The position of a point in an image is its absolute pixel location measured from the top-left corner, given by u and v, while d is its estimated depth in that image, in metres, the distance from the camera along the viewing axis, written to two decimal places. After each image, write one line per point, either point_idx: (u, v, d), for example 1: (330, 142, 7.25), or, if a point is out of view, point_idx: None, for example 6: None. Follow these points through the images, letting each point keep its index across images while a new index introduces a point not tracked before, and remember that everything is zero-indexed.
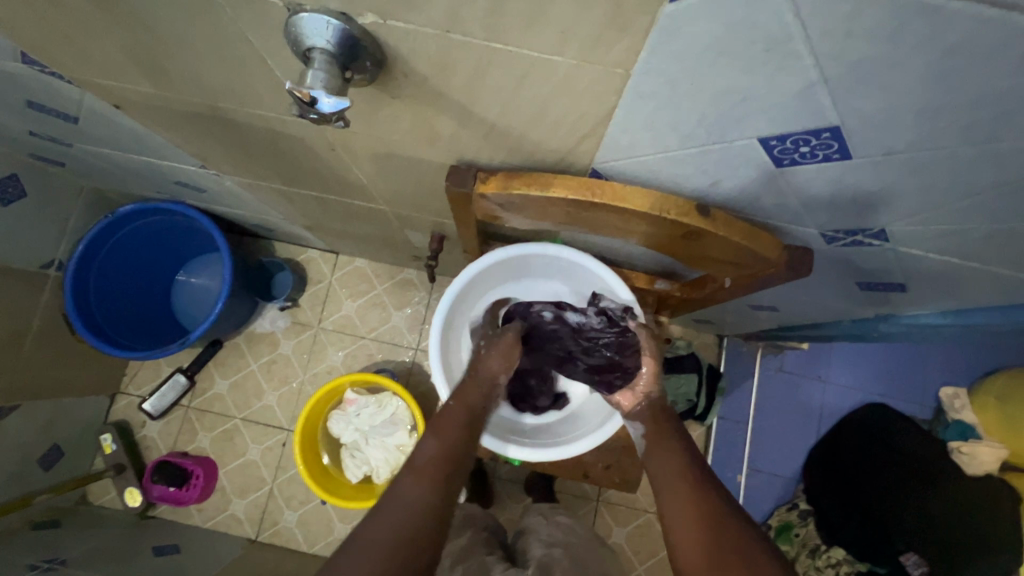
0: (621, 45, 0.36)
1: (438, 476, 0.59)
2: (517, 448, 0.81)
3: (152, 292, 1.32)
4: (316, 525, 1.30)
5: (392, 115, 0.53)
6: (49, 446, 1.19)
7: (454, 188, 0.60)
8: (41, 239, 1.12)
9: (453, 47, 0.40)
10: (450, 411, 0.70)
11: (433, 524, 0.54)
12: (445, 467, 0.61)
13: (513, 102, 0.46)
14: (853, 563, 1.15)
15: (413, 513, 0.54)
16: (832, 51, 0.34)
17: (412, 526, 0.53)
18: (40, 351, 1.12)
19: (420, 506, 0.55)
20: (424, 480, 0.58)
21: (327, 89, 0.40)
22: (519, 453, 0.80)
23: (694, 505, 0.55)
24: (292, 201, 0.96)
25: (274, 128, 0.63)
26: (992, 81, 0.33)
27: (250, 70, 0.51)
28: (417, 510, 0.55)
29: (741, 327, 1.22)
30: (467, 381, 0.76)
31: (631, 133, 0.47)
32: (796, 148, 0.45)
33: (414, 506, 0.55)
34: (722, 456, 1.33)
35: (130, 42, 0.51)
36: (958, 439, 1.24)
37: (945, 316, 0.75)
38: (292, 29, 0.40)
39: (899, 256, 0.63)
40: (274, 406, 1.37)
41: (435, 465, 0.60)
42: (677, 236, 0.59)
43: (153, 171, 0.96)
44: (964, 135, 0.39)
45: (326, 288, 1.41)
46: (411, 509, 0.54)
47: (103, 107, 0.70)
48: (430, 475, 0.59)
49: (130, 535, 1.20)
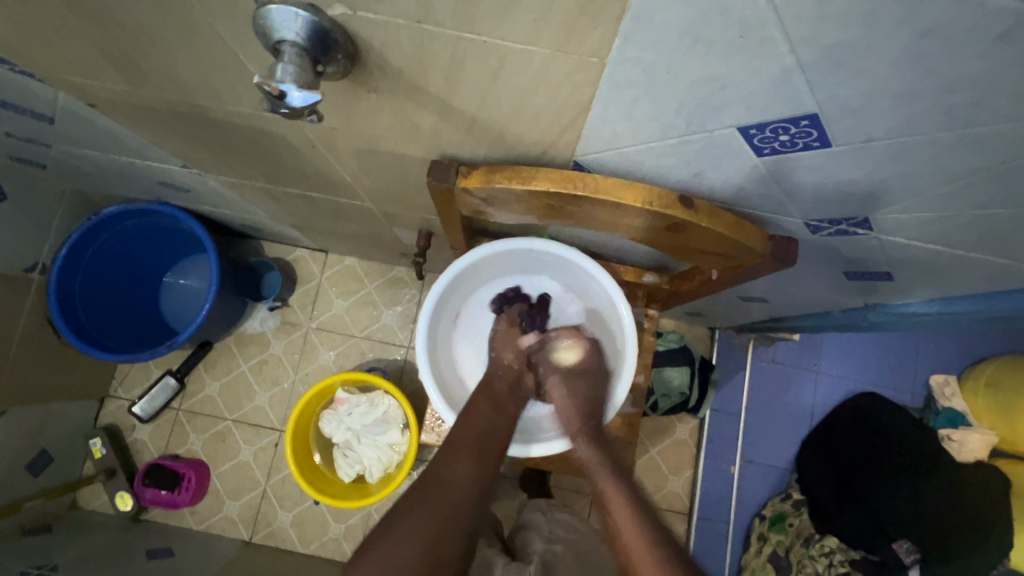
0: (595, 33, 0.36)
1: (478, 459, 0.63)
2: (540, 446, 0.78)
3: (140, 294, 1.31)
4: (310, 525, 1.30)
5: (371, 110, 0.52)
6: (37, 452, 1.18)
7: (435, 183, 0.59)
8: (23, 242, 1.10)
9: (427, 38, 0.39)
10: (482, 399, 0.74)
11: (478, 499, 0.59)
12: (485, 451, 0.65)
13: (491, 94, 0.45)
14: (847, 551, 1.13)
15: (461, 486, 0.59)
16: (807, 36, 0.33)
17: (462, 498, 0.58)
18: (25, 357, 1.11)
19: (468, 481, 0.60)
20: (467, 459, 0.62)
21: (296, 83, 0.39)
22: (544, 450, 0.77)
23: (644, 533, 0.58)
24: (279, 200, 0.95)
25: (253, 126, 0.62)
26: (967, 65, 0.33)
27: (224, 67, 0.50)
28: (466, 485, 0.59)
29: (732, 319, 1.22)
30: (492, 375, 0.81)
31: (611, 123, 0.47)
32: (775, 136, 0.44)
33: (460, 481, 0.59)
34: (715, 448, 1.34)
35: (102, 39, 0.50)
36: (948, 426, 1.26)
37: (935, 305, 0.76)
38: (260, 22, 0.39)
39: (882, 245, 0.63)
40: (266, 407, 1.36)
41: (477, 448, 0.65)
42: (662, 227, 0.59)
43: (135, 171, 0.95)
44: (942, 120, 0.39)
45: (316, 287, 1.40)
46: (458, 483, 0.59)
47: (79, 107, 0.69)
48: (473, 455, 0.63)
49: (123, 539, 1.19)
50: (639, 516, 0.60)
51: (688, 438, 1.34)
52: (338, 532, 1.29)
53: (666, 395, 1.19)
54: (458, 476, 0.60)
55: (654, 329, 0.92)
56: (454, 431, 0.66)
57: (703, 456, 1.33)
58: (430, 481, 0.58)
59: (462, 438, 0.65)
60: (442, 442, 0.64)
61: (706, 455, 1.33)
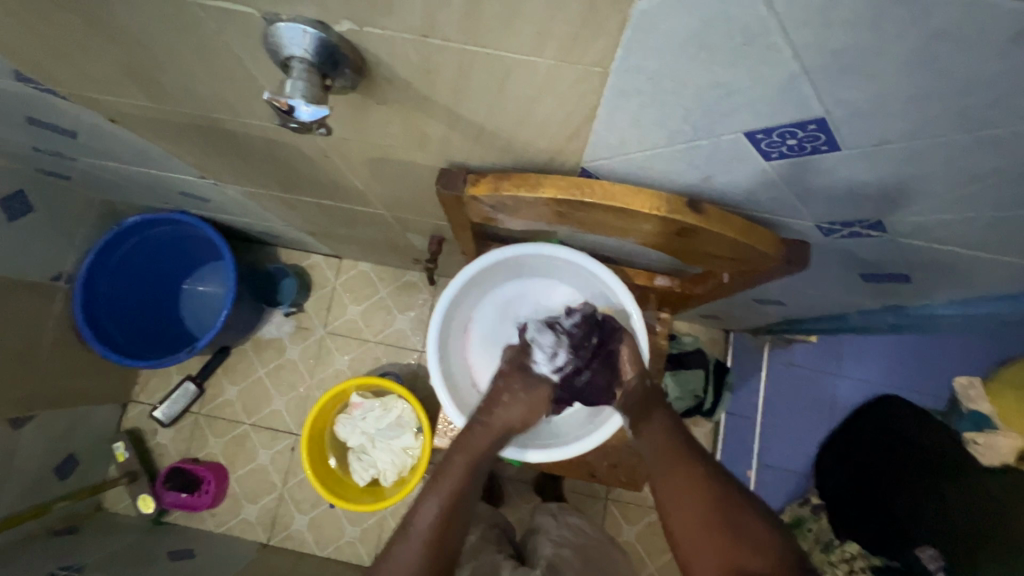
0: (599, 43, 0.36)
1: (433, 544, 0.61)
2: (536, 452, 0.79)
3: (160, 301, 1.34)
4: (326, 527, 1.31)
5: (381, 120, 0.53)
6: (64, 455, 1.21)
7: (444, 190, 0.60)
8: (50, 251, 1.13)
9: (432, 51, 0.40)
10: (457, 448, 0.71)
11: None
12: (441, 534, 0.62)
13: (498, 104, 0.46)
14: (869, 557, 1.13)
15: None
16: (811, 41, 0.33)
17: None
18: (51, 363, 1.14)
19: (413, 575, 0.59)
20: (417, 544, 0.61)
21: (304, 98, 0.40)
22: (539, 456, 0.78)
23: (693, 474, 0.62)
24: (293, 208, 0.96)
25: (267, 137, 0.64)
26: (981, 67, 0.32)
27: (235, 79, 0.51)
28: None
29: (747, 321, 1.20)
30: (483, 425, 0.75)
31: (617, 130, 0.47)
32: (784, 141, 0.44)
33: (406, 572, 0.59)
34: (732, 452, 1.32)
35: (120, 56, 0.52)
36: (973, 429, 1.20)
37: (954, 306, 0.74)
38: (271, 39, 0.40)
39: (900, 246, 0.61)
40: (282, 412, 1.38)
41: (431, 533, 0.62)
42: (671, 232, 0.59)
43: (156, 182, 0.98)
44: (956, 122, 0.38)
45: (330, 293, 1.42)
46: (406, 575, 0.59)
47: (101, 122, 0.71)
48: (425, 542, 0.61)
49: (145, 541, 1.21)
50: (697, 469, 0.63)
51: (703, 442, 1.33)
52: (353, 535, 1.30)
53: (681, 398, 1.18)
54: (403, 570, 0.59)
55: (666, 332, 0.91)
56: (408, 510, 0.64)
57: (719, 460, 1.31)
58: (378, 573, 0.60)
59: (418, 524, 0.63)
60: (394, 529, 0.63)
61: (723, 459, 1.32)
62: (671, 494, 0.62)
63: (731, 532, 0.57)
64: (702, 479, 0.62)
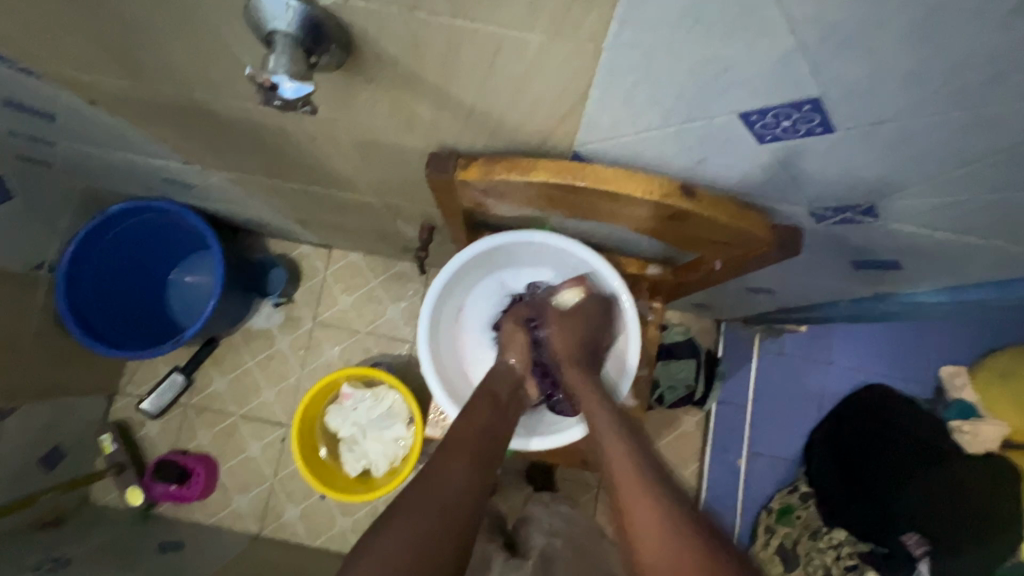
0: (592, 17, 0.35)
1: (473, 458, 0.61)
2: (539, 440, 0.79)
3: (146, 290, 1.32)
4: (318, 518, 1.31)
5: (370, 101, 0.52)
6: (49, 447, 1.19)
7: (434, 175, 0.59)
8: (31, 239, 1.11)
9: (421, 25, 0.39)
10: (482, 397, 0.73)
11: (471, 500, 0.56)
12: (479, 451, 0.62)
13: (489, 83, 0.45)
14: (856, 543, 1.13)
15: (454, 493, 0.55)
16: (809, 14, 0.32)
17: (453, 502, 0.55)
18: (35, 353, 1.12)
19: (459, 482, 0.57)
20: (462, 458, 0.60)
21: (289, 74, 0.39)
22: (542, 445, 0.78)
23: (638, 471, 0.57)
24: (282, 196, 0.95)
25: (253, 120, 0.62)
26: (980, 41, 0.32)
27: (219, 57, 0.49)
28: (460, 487, 0.56)
29: (739, 310, 1.21)
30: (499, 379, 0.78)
31: (610, 110, 0.46)
32: (778, 122, 0.43)
33: (451, 480, 0.57)
34: (722, 441, 1.33)
35: (97, 31, 0.50)
36: (958, 418, 1.23)
37: (944, 294, 0.75)
38: (254, 11, 0.39)
39: (891, 233, 0.61)
40: (273, 403, 1.36)
41: (470, 448, 0.62)
42: (664, 218, 0.58)
43: (139, 168, 0.95)
44: (953, 100, 0.37)
45: (321, 283, 1.40)
46: (449, 482, 0.56)
47: (81, 104, 0.69)
48: (467, 456, 0.61)
49: (134, 533, 1.20)
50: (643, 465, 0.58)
51: (693, 431, 1.34)
52: (345, 526, 1.30)
53: (672, 386, 1.19)
54: (446, 481, 0.56)
55: (658, 321, 0.92)
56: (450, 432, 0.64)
57: (709, 449, 1.33)
58: (418, 486, 0.55)
59: (454, 439, 0.63)
60: (435, 446, 0.61)
61: (713, 448, 1.33)
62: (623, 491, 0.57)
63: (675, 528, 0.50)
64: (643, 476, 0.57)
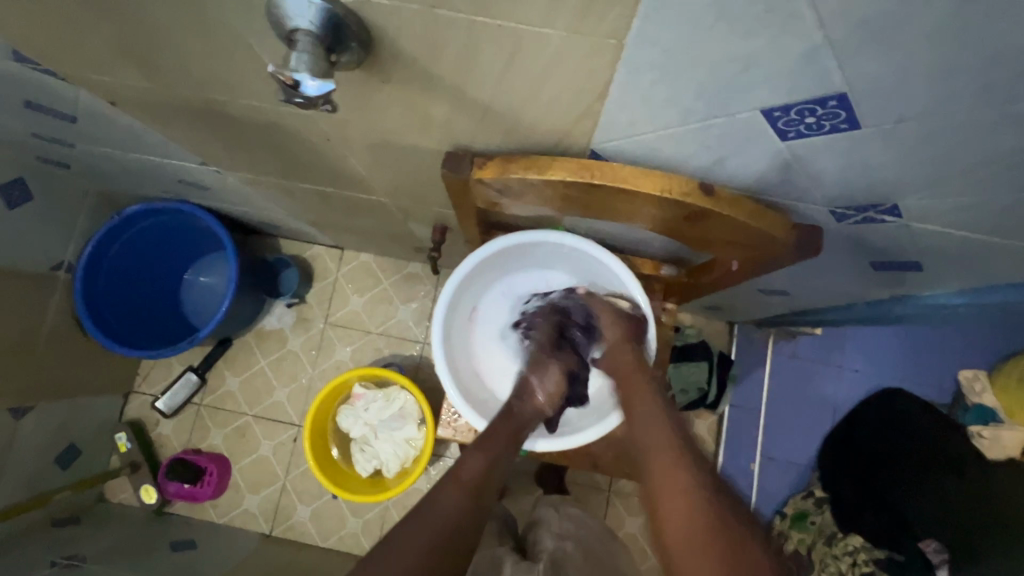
0: (614, 12, 0.35)
1: (475, 490, 0.64)
2: (544, 441, 0.78)
3: (162, 291, 1.33)
4: (328, 519, 1.31)
5: (386, 100, 0.52)
6: (65, 446, 1.21)
7: (449, 174, 0.59)
8: (50, 240, 1.13)
9: (440, 24, 0.39)
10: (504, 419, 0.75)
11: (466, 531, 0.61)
12: (482, 483, 0.65)
13: (506, 82, 0.45)
14: (871, 550, 1.11)
15: (452, 522, 0.60)
16: (836, 8, 0.32)
17: (449, 533, 0.59)
18: (52, 352, 1.13)
19: (459, 514, 0.61)
20: (464, 490, 0.63)
21: (311, 72, 0.40)
22: (546, 445, 0.77)
23: (685, 479, 0.59)
24: (296, 197, 0.95)
25: (268, 120, 0.63)
26: (1011, 36, 0.31)
27: (236, 58, 0.50)
28: (457, 520, 0.60)
29: (752, 313, 1.19)
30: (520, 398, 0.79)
31: (629, 108, 0.46)
32: (801, 119, 0.43)
33: (451, 512, 0.61)
34: (735, 445, 1.32)
35: (118, 33, 0.51)
36: (978, 422, 1.20)
37: (965, 296, 0.73)
38: (274, 10, 0.39)
39: (912, 233, 0.60)
40: (284, 403, 1.37)
41: (474, 481, 0.65)
42: (681, 217, 0.58)
43: (155, 169, 0.96)
44: (982, 96, 0.37)
45: (332, 284, 1.41)
46: (450, 515, 0.60)
47: (100, 105, 0.70)
48: (471, 488, 0.64)
49: (147, 532, 1.21)
50: (689, 468, 0.61)
51: (705, 434, 1.32)
52: (356, 527, 1.30)
53: (684, 391, 1.18)
54: (442, 511, 0.60)
55: (672, 322, 0.91)
56: (459, 461, 0.66)
57: (722, 452, 1.31)
58: (422, 512, 0.60)
59: (462, 470, 0.65)
60: (443, 475, 0.64)
61: (726, 452, 1.31)
62: (664, 496, 0.60)
63: (712, 542, 0.54)
64: (687, 484, 0.59)
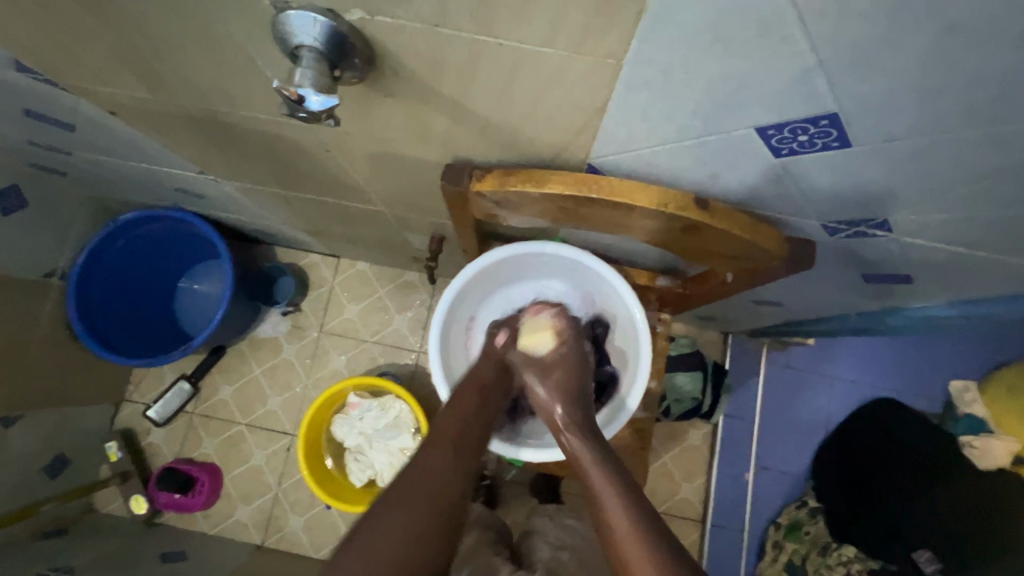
0: (612, 34, 0.36)
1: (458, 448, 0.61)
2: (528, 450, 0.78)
3: (155, 300, 1.32)
4: (322, 530, 1.30)
5: (387, 113, 0.52)
6: (54, 455, 1.19)
7: (448, 186, 0.60)
8: (44, 247, 1.12)
9: (443, 42, 0.40)
10: (470, 388, 0.72)
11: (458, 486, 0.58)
12: (465, 442, 0.63)
13: (506, 97, 0.45)
14: (865, 560, 1.08)
15: (439, 481, 0.57)
16: (827, 33, 0.33)
17: (440, 492, 0.56)
18: (43, 360, 1.12)
19: (446, 473, 0.58)
20: (448, 449, 0.60)
21: (314, 87, 0.40)
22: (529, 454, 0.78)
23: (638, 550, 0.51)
24: (293, 206, 0.96)
25: (269, 131, 0.63)
26: (994, 61, 0.33)
27: (239, 71, 0.50)
28: (446, 476, 0.57)
29: (746, 323, 1.20)
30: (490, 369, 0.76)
31: (627, 124, 0.46)
32: (794, 137, 0.44)
33: (439, 471, 0.58)
34: (729, 454, 1.32)
35: (123, 46, 0.51)
36: (969, 433, 1.21)
37: (954, 308, 0.74)
38: (280, 27, 0.40)
39: (902, 247, 0.62)
40: (278, 412, 1.36)
41: (459, 441, 0.62)
42: (677, 230, 0.59)
43: (153, 177, 0.96)
44: (969, 117, 0.38)
45: (328, 292, 1.41)
46: (437, 474, 0.57)
47: (99, 115, 0.70)
48: (453, 447, 0.61)
49: (136, 543, 1.20)
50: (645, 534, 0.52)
51: (700, 444, 1.32)
52: None
53: (678, 400, 1.20)
54: (431, 471, 0.57)
55: (667, 333, 0.91)
56: (436, 424, 0.63)
57: (716, 462, 1.31)
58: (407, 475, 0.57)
59: (442, 433, 0.63)
60: (423, 437, 0.61)
61: (720, 462, 1.32)
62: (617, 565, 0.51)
63: None
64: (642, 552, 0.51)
